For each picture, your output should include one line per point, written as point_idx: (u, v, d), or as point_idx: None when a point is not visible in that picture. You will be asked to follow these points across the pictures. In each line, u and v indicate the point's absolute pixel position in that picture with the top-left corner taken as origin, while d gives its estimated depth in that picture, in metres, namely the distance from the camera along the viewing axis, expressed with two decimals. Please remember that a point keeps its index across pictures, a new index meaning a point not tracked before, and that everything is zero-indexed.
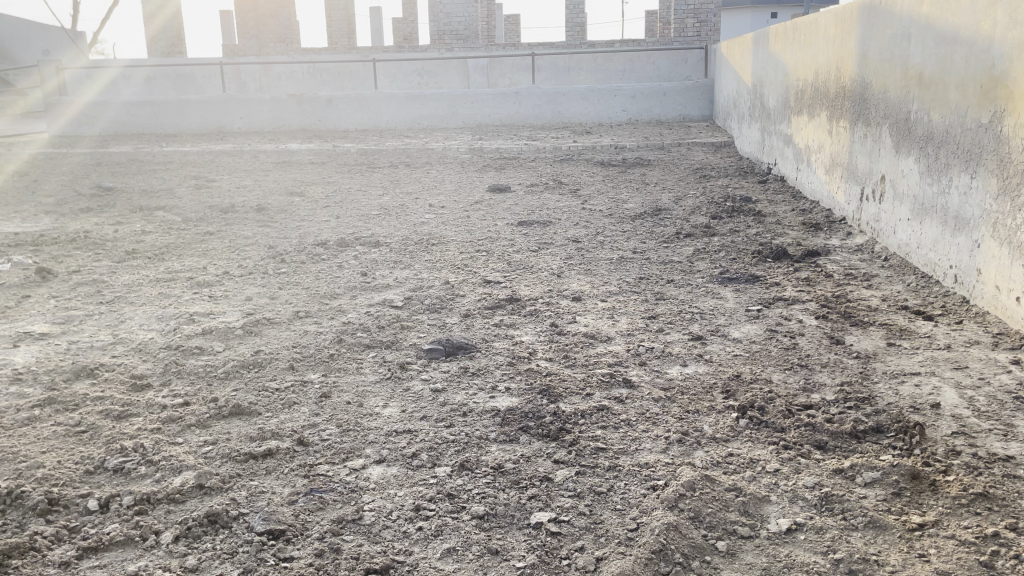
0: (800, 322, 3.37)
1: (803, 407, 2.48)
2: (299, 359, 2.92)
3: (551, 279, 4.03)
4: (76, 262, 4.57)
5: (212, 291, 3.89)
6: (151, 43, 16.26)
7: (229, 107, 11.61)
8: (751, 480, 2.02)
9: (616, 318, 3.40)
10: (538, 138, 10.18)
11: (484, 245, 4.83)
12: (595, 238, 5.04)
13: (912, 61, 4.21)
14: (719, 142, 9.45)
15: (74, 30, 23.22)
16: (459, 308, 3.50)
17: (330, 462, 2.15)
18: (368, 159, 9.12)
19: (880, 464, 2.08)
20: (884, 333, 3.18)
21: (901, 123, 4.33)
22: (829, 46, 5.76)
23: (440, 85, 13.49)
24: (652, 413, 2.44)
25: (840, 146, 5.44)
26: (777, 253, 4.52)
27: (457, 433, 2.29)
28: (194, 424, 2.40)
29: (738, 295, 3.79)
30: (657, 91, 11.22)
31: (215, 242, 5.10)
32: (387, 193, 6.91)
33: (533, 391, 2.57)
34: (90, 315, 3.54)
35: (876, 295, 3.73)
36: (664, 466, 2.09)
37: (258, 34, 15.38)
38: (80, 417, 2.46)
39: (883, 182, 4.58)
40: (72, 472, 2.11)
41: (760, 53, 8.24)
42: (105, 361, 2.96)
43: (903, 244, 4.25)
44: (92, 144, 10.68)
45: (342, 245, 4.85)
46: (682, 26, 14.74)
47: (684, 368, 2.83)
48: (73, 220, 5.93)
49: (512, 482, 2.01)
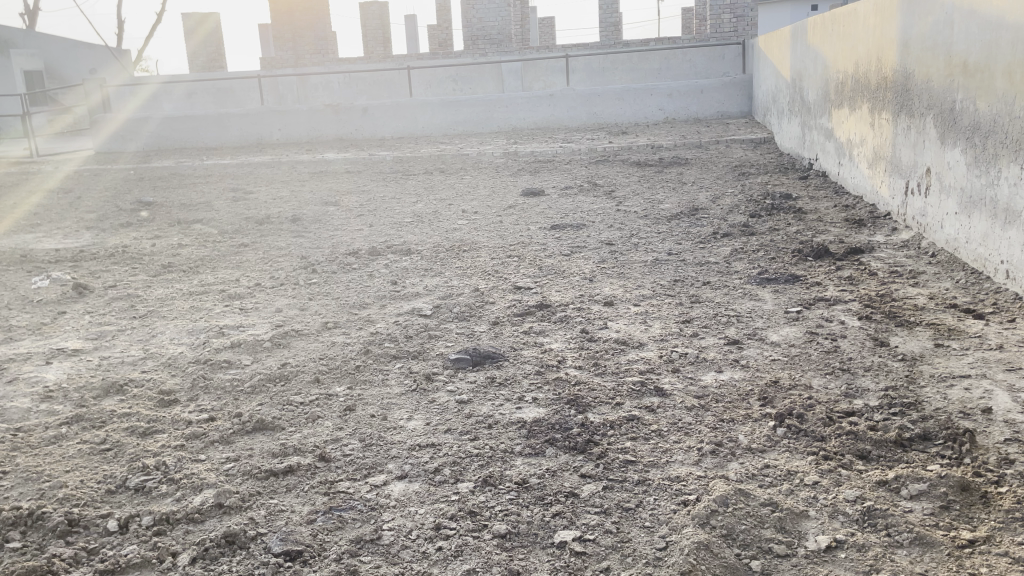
0: (842, 323, 3.23)
1: (845, 414, 2.37)
2: (325, 372, 2.88)
3: (583, 284, 3.95)
4: (113, 276, 4.62)
5: (243, 304, 3.89)
6: (191, 57, 16.55)
7: (268, 119, 11.72)
8: (789, 493, 1.92)
9: (648, 322, 3.30)
10: (573, 140, 10.09)
11: (516, 250, 4.77)
12: (629, 240, 4.94)
13: (955, 48, 4.04)
14: (759, 138, 9.26)
15: (119, 49, 23.84)
16: (489, 316, 3.44)
17: (351, 478, 2.10)
18: (404, 166, 9.12)
19: (927, 475, 1.96)
20: (931, 334, 3.03)
21: (946, 113, 4.16)
22: (869, 36, 5.58)
23: (475, 91, 13.50)
24: (684, 423, 2.34)
25: (883, 139, 5.26)
26: (818, 252, 4.38)
27: (481, 447, 2.22)
28: (217, 440, 2.37)
29: (777, 297, 3.66)
30: (693, 88, 11.06)
31: (249, 253, 5.12)
32: (420, 200, 6.89)
33: (561, 402, 2.50)
34: (123, 330, 3.56)
35: (923, 293, 3.57)
36: (695, 480, 2.00)
37: (295, 46, 15.56)
38: (106, 435, 2.45)
39: (928, 175, 4.41)
40: (94, 492, 2.09)
41: (799, 46, 8.05)
42: (134, 377, 2.96)
43: (951, 239, 4.08)
44: (135, 159, 10.86)
45: (374, 254, 4.82)
46: (718, 22, 14.54)
47: (719, 375, 2.73)
48: (113, 235, 6.01)
49: (537, 498, 1.94)
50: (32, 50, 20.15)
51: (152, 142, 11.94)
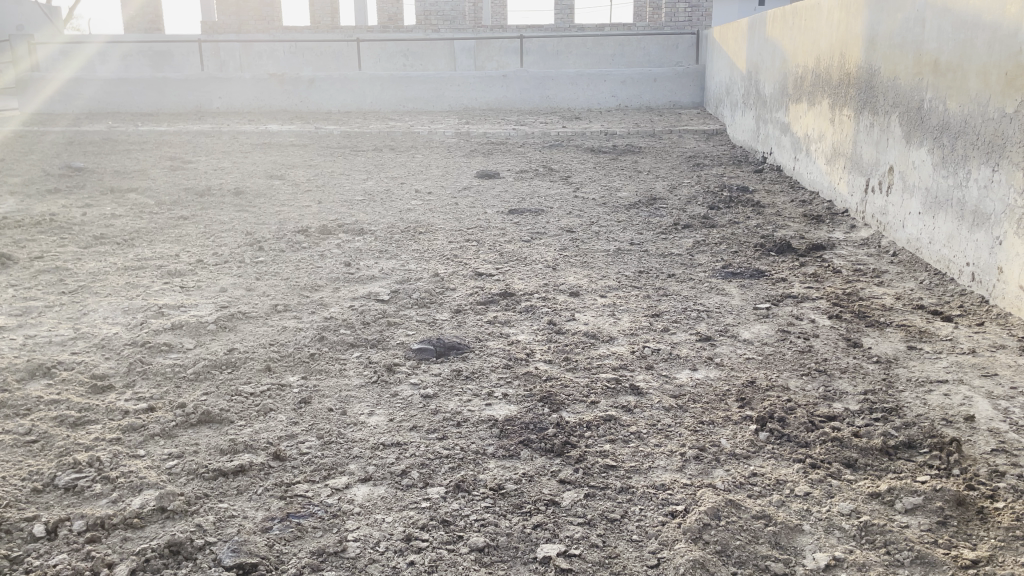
0: (812, 322, 3.17)
1: (826, 419, 2.28)
2: (277, 360, 2.68)
3: (546, 272, 3.80)
4: (39, 247, 4.30)
5: (184, 282, 3.64)
6: (132, 20, 15.84)
7: (208, 86, 11.24)
8: (780, 505, 1.82)
9: (617, 315, 3.19)
10: (527, 123, 9.94)
11: (474, 234, 4.60)
12: (589, 228, 4.82)
13: (926, 46, 4.02)
14: (712, 130, 9.24)
15: (49, 6, 22.78)
16: (450, 303, 3.28)
17: (310, 480, 1.92)
18: (352, 142, 8.84)
19: (920, 488, 1.88)
20: (903, 336, 2.98)
21: (913, 112, 4.14)
22: (833, 31, 5.55)
23: (425, 67, 13.21)
24: (664, 425, 2.23)
25: (843, 136, 5.24)
26: (781, 246, 4.33)
27: (451, 447, 2.07)
28: (158, 434, 2.16)
29: (744, 292, 3.59)
30: (647, 77, 11.00)
31: (190, 227, 4.84)
32: (371, 177, 6.66)
33: (533, 399, 2.36)
34: (50, 306, 3.28)
35: (890, 292, 3.54)
36: (682, 489, 1.88)
37: (239, 13, 14.99)
38: (32, 424, 2.21)
39: (891, 174, 4.39)
40: (18, 491, 1.87)
41: (755, 39, 8.02)
42: (63, 359, 2.71)
43: (912, 239, 4.06)
44: (67, 122, 10.30)
45: (324, 233, 4.60)
46: (674, 11, 14.59)
47: (693, 373, 2.62)
48: (39, 201, 5.62)
49: (514, 506, 1.80)
50: None
51: (88, 106, 11.40)
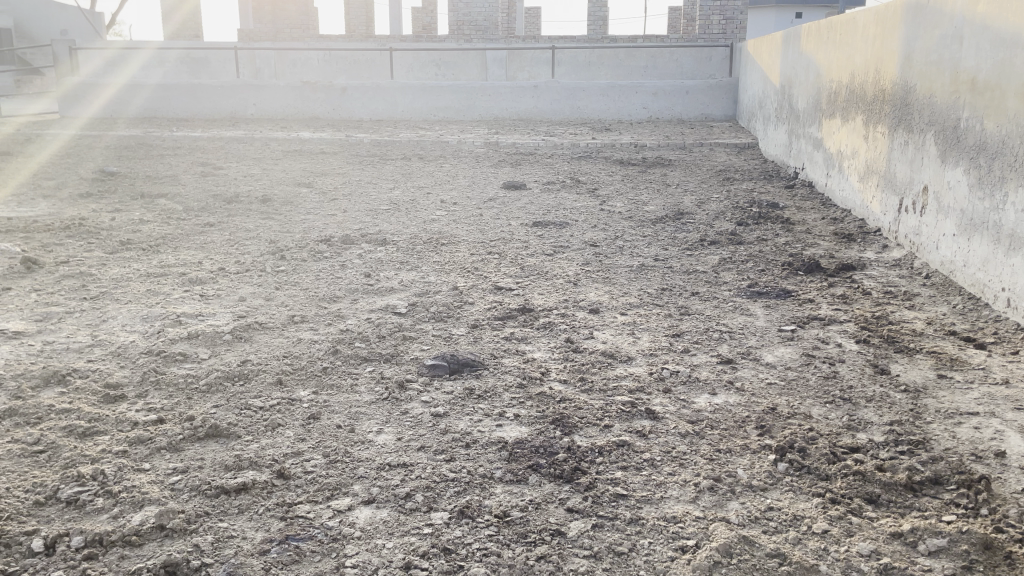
0: (838, 346, 3.08)
1: (849, 450, 2.20)
2: (289, 373, 2.65)
3: (567, 287, 3.75)
4: (66, 251, 4.34)
5: (204, 290, 3.64)
6: (174, 28, 16.12)
7: (244, 93, 11.38)
8: (795, 542, 1.75)
9: (637, 334, 3.12)
10: (556, 133, 9.90)
11: (497, 247, 4.56)
12: (614, 243, 4.76)
13: (963, 64, 3.91)
14: (743, 144, 9.12)
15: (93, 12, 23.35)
16: (467, 317, 3.24)
17: (312, 501, 1.89)
18: (382, 150, 8.86)
19: (945, 529, 1.79)
20: (933, 363, 2.88)
21: (949, 131, 4.03)
22: (868, 46, 5.45)
23: (457, 77, 13.25)
24: (679, 453, 2.16)
25: (877, 153, 5.13)
26: (810, 266, 4.24)
27: (458, 470, 2.03)
28: (164, 447, 2.14)
29: (769, 313, 3.50)
30: (679, 88, 10.90)
31: (215, 234, 4.86)
32: (398, 186, 6.66)
33: (545, 421, 2.31)
34: (71, 312, 3.29)
35: (921, 317, 3.43)
36: (694, 522, 1.82)
37: (275, 20, 15.15)
38: (40, 434, 2.20)
39: (925, 194, 4.27)
40: (20, 504, 1.85)
41: (790, 53, 7.91)
42: (79, 366, 2.71)
43: (946, 261, 3.95)
44: (107, 127, 10.48)
45: (346, 242, 4.59)
46: (707, 23, 14.39)
47: (713, 398, 2.55)
48: (71, 206, 5.69)
49: (519, 536, 1.76)
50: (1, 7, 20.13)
51: (129, 111, 11.59)
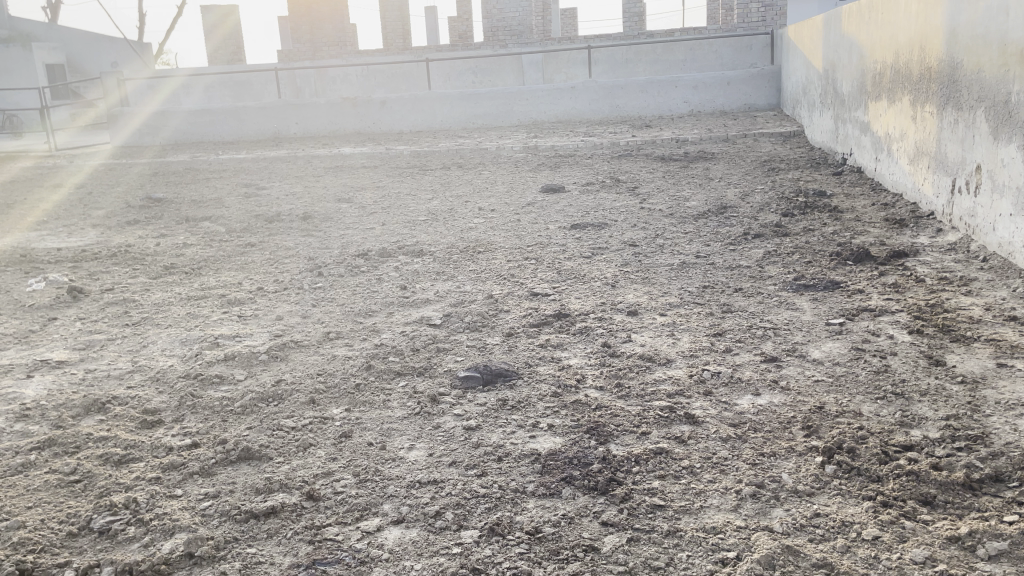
0: (890, 338, 2.94)
1: (902, 449, 2.08)
2: (322, 392, 2.63)
3: (605, 290, 3.67)
4: (112, 279, 4.42)
5: (242, 311, 3.66)
6: (215, 52, 16.49)
7: (286, 112, 11.52)
8: (844, 551, 1.66)
9: (677, 335, 3.03)
10: (595, 133, 9.80)
11: (534, 252, 4.50)
12: (654, 242, 4.66)
13: (1011, 35, 3.73)
14: (788, 132, 8.90)
15: (142, 43, 24.12)
16: (503, 326, 3.19)
17: (341, 522, 1.86)
18: (421, 161, 8.86)
19: (1008, 532, 1.68)
20: (993, 352, 2.72)
21: (1000, 107, 3.85)
22: (911, 24, 5.25)
23: (495, 83, 13.26)
24: (719, 458, 2.07)
25: (926, 134, 4.93)
26: (859, 255, 4.08)
27: (489, 486, 1.97)
28: (197, 472, 2.14)
29: (816, 306, 3.37)
30: (720, 80, 10.69)
31: (256, 254, 4.91)
32: (436, 196, 6.66)
33: (580, 430, 2.24)
34: (113, 339, 3.34)
35: (978, 303, 3.26)
36: (735, 532, 1.74)
37: (314, 40, 15.36)
38: (77, 463, 2.22)
39: (978, 173, 4.08)
40: (54, 535, 1.86)
41: (831, 36, 7.68)
42: (118, 394, 2.73)
43: (1004, 243, 3.75)
44: (154, 153, 10.72)
45: (384, 256, 4.59)
46: (746, 12, 14.10)
47: (756, 399, 2.44)
48: (118, 233, 5.82)
49: (551, 552, 1.70)
50: (53, 44, 20.78)
51: (173, 136, 11.87)
